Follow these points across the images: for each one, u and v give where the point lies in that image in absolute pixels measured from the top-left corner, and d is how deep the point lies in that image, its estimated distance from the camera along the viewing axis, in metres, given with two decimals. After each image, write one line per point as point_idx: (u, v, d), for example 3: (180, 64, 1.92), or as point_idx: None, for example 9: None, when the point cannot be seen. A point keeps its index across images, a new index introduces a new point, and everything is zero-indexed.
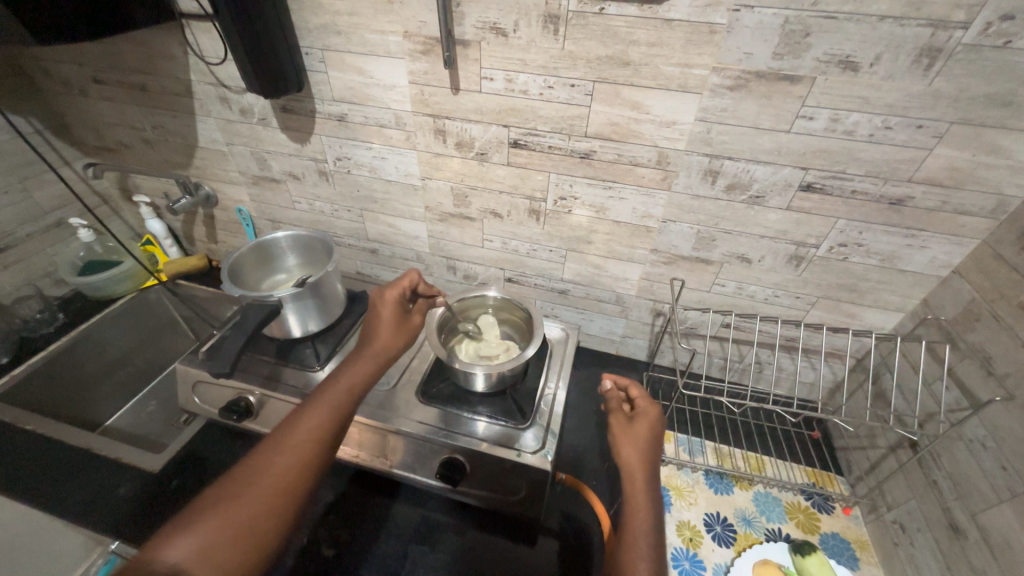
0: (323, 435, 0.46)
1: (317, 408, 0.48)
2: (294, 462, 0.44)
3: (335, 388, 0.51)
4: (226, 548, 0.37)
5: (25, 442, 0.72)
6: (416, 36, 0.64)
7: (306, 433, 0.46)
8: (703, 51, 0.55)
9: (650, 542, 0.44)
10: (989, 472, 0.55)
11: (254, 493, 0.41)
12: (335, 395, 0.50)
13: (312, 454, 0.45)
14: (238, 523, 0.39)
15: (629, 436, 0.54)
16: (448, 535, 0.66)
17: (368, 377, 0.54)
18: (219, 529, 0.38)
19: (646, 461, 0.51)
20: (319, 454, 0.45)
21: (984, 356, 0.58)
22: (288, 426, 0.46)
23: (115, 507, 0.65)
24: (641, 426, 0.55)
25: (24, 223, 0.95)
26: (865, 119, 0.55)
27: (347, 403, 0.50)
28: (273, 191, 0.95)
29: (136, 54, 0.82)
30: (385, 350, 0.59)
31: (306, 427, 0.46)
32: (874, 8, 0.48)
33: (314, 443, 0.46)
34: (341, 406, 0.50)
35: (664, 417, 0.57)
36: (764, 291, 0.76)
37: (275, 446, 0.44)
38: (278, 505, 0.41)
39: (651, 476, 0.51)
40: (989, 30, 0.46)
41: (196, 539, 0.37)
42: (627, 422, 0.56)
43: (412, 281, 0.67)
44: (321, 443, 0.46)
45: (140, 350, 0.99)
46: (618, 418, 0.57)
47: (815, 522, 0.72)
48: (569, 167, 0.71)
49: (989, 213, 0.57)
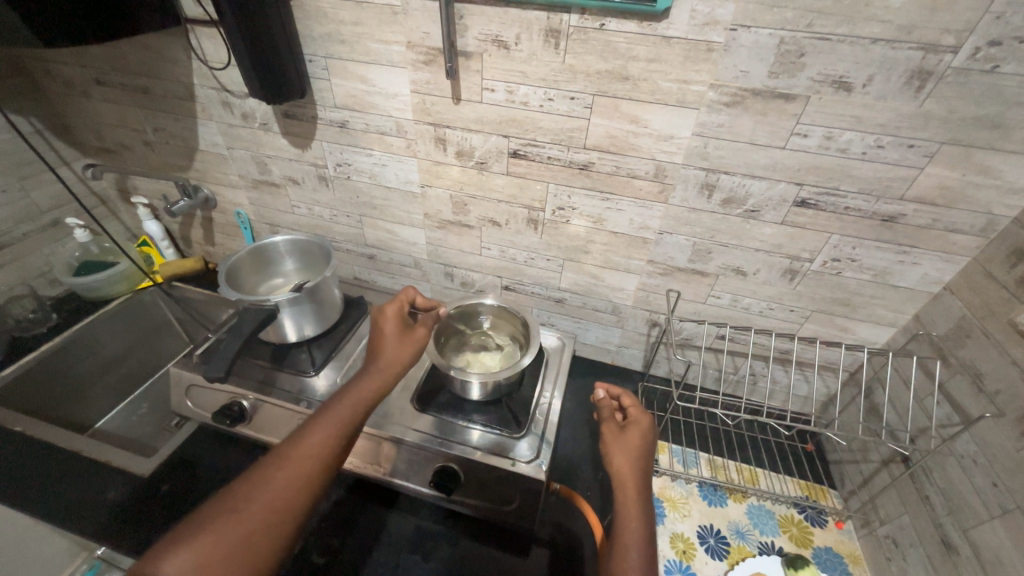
0: (324, 452, 0.46)
1: (319, 425, 0.48)
2: (294, 478, 0.43)
3: (338, 404, 0.51)
4: (222, 565, 0.37)
5: (13, 445, 0.71)
6: (419, 47, 0.65)
7: (307, 448, 0.46)
8: (700, 68, 0.56)
9: (642, 551, 0.44)
10: (980, 488, 0.55)
11: (253, 509, 0.41)
12: (339, 411, 0.50)
13: (313, 471, 0.45)
14: (234, 540, 0.38)
15: (621, 446, 0.54)
16: (440, 545, 0.65)
17: (373, 393, 0.54)
18: (215, 545, 0.38)
19: (638, 470, 0.52)
20: (319, 471, 0.45)
21: (974, 372, 0.59)
22: (290, 441, 0.46)
23: (102, 511, 0.64)
24: (634, 435, 0.55)
25: (20, 222, 0.95)
26: (858, 137, 0.56)
27: (351, 419, 0.50)
28: (272, 195, 0.95)
29: (139, 58, 0.82)
30: (392, 365, 0.58)
31: (309, 443, 0.46)
32: (867, 31, 0.49)
33: (315, 460, 0.45)
34: (344, 423, 0.49)
35: (656, 426, 0.57)
36: (759, 303, 0.77)
37: (276, 460, 0.44)
38: (277, 522, 0.41)
39: (643, 485, 0.51)
40: (977, 54, 0.48)
41: (191, 554, 0.37)
42: (620, 431, 0.56)
43: (406, 293, 0.68)
44: (322, 461, 0.46)
45: (133, 352, 0.98)
46: (610, 427, 0.58)
47: (808, 536, 0.72)
48: (568, 178, 0.72)
49: (979, 232, 0.59)
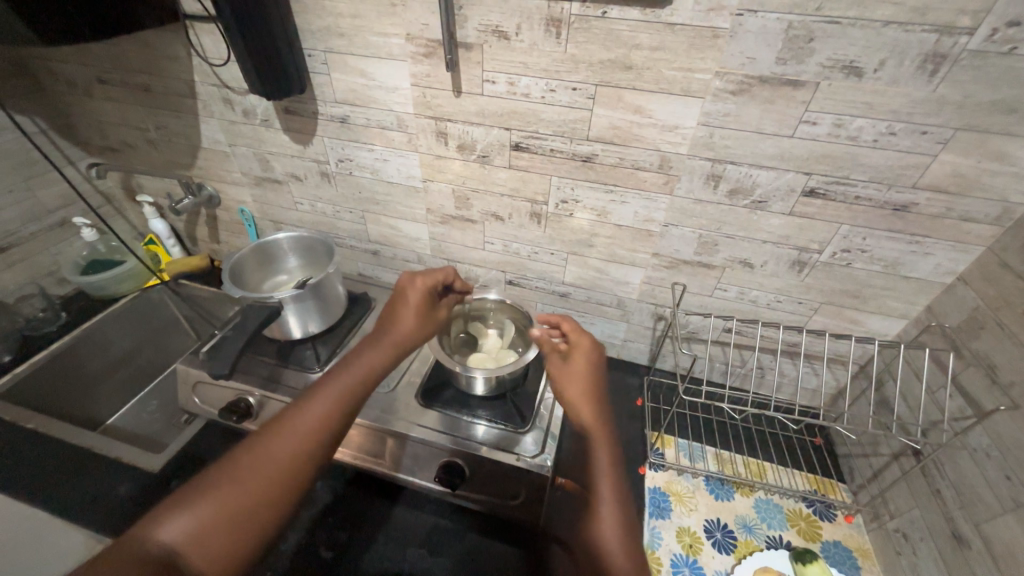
0: (329, 423, 0.46)
1: (323, 395, 0.48)
2: (297, 446, 0.43)
3: (345, 375, 0.51)
4: (220, 532, 0.38)
5: (26, 443, 0.72)
6: (418, 39, 0.64)
7: (310, 417, 0.45)
8: (705, 56, 0.55)
9: (611, 485, 0.49)
10: (992, 481, 0.54)
11: (251, 477, 0.41)
12: (345, 382, 0.50)
13: (315, 441, 0.44)
14: (234, 507, 0.39)
15: (569, 380, 0.59)
16: (446, 539, 0.66)
17: (380, 367, 0.54)
18: (215, 511, 0.38)
19: (588, 398, 0.57)
20: (320, 444, 0.45)
21: (987, 364, 0.57)
22: (287, 415, 0.45)
23: (115, 506, 0.66)
24: (577, 365, 0.60)
25: (27, 221, 0.95)
26: (868, 124, 0.55)
27: (356, 391, 0.50)
28: (276, 191, 0.95)
29: (141, 56, 0.82)
30: (401, 338, 0.59)
31: (312, 411, 0.46)
32: (879, 14, 0.48)
33: (317, 431, 0.45)
34: (347, 394, 0.49)
35: (592, 349, 0.61)
36: (766, 296, 0.76)
37: (280, 428, 0.44)
38: (276, 492, 0.41)
39: (595, 406, 0.56)
40: (995, 35, 0.46)
41: (191, 519, 0.38)
42: (563, 364, 0.61)
43: (444, 270, 0.70)
44: (326, 430, 0.45)
45: (141, 350, 0.99)
46: (555, 361, 0.62)
47: (816, 530, 0.71)
48: (571, 171, 0.71)
49: (995, 220, 0.57)
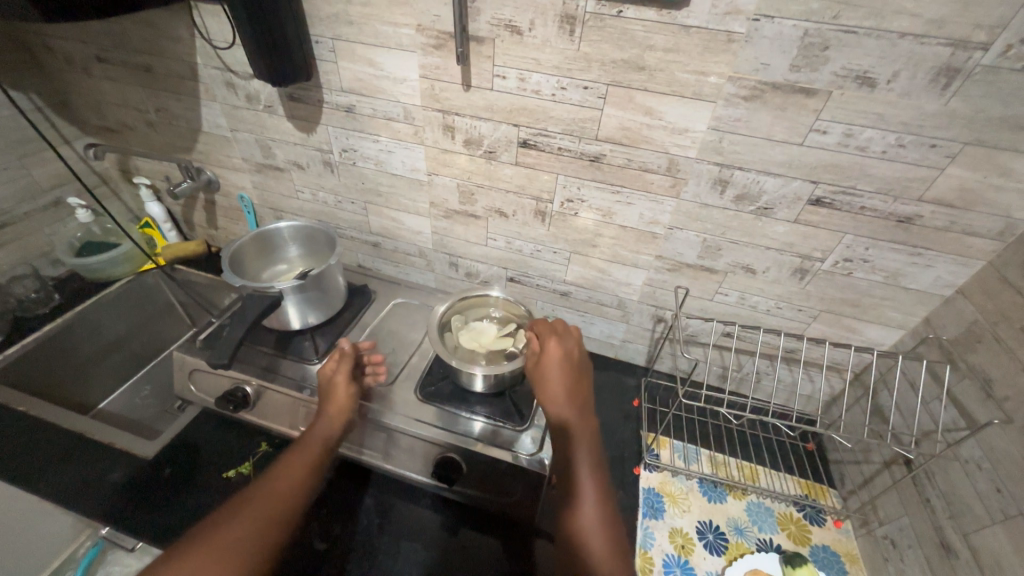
0: (295, 493, 0.52)
1: (289, 469, 0.53)
2: (270, 515, 0.49)
3: (304, 449, 0.56)
4: None
5: (16, 426, 0.71)
6: (429, 31, 0.63)
7: (281, 488, 0.51)
8: (719, 60, 0.54)
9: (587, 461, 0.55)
10: (982, 493, 0.55)
11: (231, 542, 0.45)
12: (306, 456, 0.56)
13: (284, 509, 0.50)
14: (217, 568, 0.43)
15: (546, 375, 0.60)
16: (441, 534, 0.66)
17: (334, 439, 0.59)
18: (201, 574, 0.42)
19: (565, 389, 0.58)
20: (288, 511, 0.50)
21: (983, 378, 0.58)
22: (264, 483, 0.52)
23: (108, 493, 0.65)
24: (554, 358, 0.61)
25: (21, 200, 0.94)
26: (878, 135, 0.55)
27: (316, 463, 0.56)
28: (277, 179, 0.94)
29: (142, 35, 0.80)
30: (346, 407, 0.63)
31: (281, 483, 0.52)
32: (895, 25, 0.48)
33: (285, 501, 0.50)
34: (310, 468, 0.55)
35: (565, 343, 0.63)
36: (767, 302, 0.76)
37: (251, 501, 0.49)
38: (255, 554, 0.45)
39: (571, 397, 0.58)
40: (1008, 52, 0.46)
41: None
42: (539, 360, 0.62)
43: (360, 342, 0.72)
44: (292, 500, 0.51)
45: (135, 334, 0.98)
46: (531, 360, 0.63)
47: (806, 533, 0.72)
48: (579, 170, 0.71)
49: (997, 236, 0.57)
